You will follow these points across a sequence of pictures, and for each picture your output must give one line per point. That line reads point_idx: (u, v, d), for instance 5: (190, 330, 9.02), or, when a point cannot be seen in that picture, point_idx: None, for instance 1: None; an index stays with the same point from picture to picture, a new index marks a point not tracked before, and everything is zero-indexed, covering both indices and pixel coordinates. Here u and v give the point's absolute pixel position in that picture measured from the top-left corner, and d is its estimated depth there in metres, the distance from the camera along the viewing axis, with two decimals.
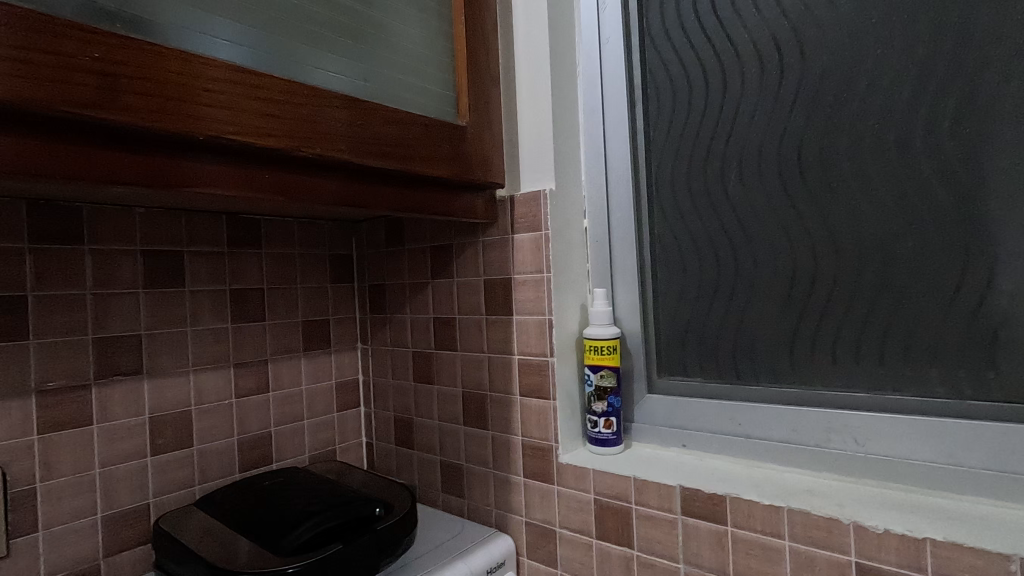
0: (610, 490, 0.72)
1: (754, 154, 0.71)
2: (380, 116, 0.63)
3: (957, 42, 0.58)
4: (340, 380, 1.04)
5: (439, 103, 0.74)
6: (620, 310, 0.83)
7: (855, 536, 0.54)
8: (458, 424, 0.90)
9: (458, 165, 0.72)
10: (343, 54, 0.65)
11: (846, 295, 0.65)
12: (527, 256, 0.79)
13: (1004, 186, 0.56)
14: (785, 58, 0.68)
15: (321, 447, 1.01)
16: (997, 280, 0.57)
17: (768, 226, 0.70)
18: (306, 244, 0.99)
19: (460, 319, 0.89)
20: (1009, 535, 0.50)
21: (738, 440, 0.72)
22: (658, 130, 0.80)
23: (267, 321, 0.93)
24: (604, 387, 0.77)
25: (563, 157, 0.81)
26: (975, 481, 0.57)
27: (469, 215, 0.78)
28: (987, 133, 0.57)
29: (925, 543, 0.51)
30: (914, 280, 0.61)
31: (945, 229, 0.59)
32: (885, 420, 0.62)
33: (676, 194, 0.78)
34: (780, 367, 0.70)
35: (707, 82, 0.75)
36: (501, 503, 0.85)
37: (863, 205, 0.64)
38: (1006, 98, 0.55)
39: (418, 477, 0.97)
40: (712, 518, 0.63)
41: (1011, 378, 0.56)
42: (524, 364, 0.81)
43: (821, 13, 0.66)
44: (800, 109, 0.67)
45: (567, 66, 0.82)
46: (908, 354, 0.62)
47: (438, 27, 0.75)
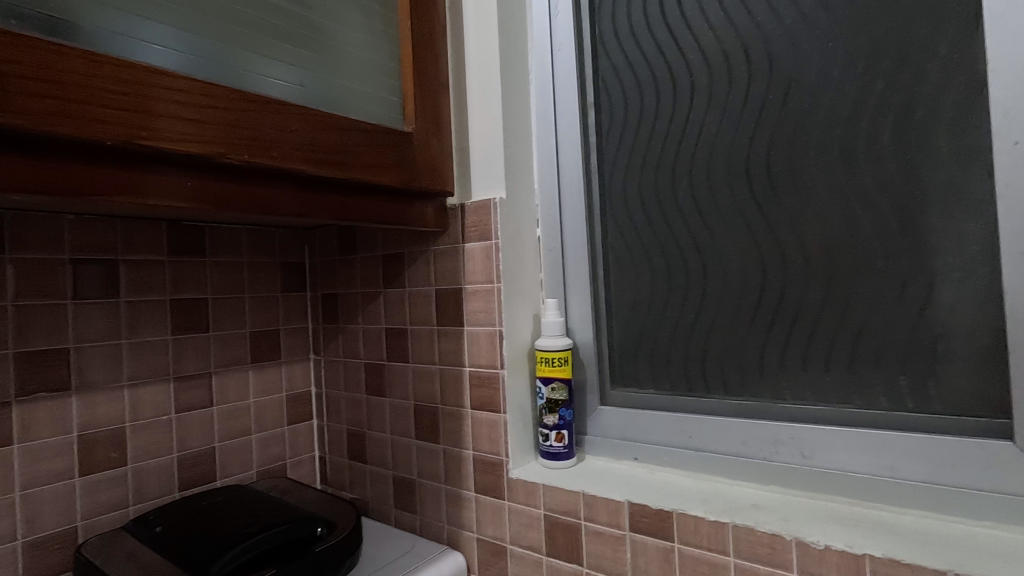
0: (559, 505, 0.70)
1: (703, 162, 0.70)
2: (317, 121, 0.61)
3: (896, 56, 0.58)
4: (291, 392, 1.01)
5: (385, 109, 0.72)
6: (573, 320, 0.81)
7: (797, 552, 0.53)
8: (410, 438, 0.88)
9: (404, 173, 0.70)
10: (279, 56, 0.62)
11: (794, 305, 0.65)
12: (477, 266, 0.78)
13: (942, 199, 0.56)
14: (733, 69, 0.68)
15: (270, 462, 0.97)
16: (936, 292, 0.57)
17: (718, 235, 0.70)
18: (254, 252, 0.96)
19: (412, 330, 0.86)
20: (946, 550, 0.49)
21: (689, 452, 0.71)
22: (610, 138, 0.79)
23: (212, 332, 0.90)
24: (556, 400, 0.76)
25: (514, 165, 0.79)
26: (917, 493, 0.57)
27: (417, 223, 0.76)
28: (925, 146, 0.57)
29: (865, 559, 0.50)
30: (857, 291, 0.61)
31: (887, 240, 0.59)
32: (831, 432, 0.61)
33: (628, 203, 0.77)
34: (730, 379, 0.70)
35: (657, 91, 0.74)
36: (453, 519, 0.83)
37: (809, 216, 0.63)
38: (943, 111, 0.56)
39: (370, 493, 0.94)
40: (659, 534, 0.62)
41: (951, 390, 0.56)
42: (475, 376, 0.79)
43: (766, 24, 0.65)
44: (747, 120, 0.67)
45: (518, 72, 0.81)
46: (853, 366, 0.61)
47: (384, 32, 0.73)
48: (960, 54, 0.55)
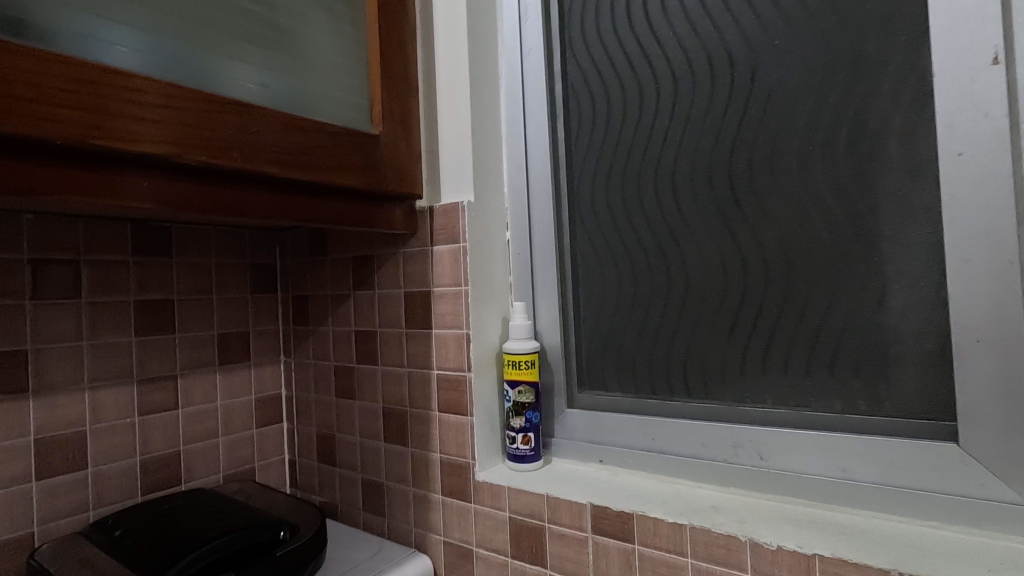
0: (523, 508, 0.71)
1: (668, 168, 0.71)
2: (279, 122, 0.61)
3: (850, 68, 0.59)
4: (260, 395, 1.00)
5: (352, 111, 0.72)
6: (541, 324, 0.82)
7: (752, 552, 0.54)
8: (379, 441, 0.87)
9: (370, 175, 0.70)
10: (243, 57, 0.62)
11: (754, 309, 0.66)
12: (446, 268, 0.78)
13: (893, 208, 0.58)
14: (696, 78, 0.69)
15: (237, 465, 0.96)
16: (888, 298, 0.58)
17: (682, 240, 0.71)
18: (223, 253, 0.95)
19: (381, 332, 0.86)
20: (893, 549, 0.51)
21: (652, 455, 0.72)
22: (579, 142, 0.80)
23: (178, 334, 0.88)
24: (522, 402, 0.76)
25: (483, 169, 0.80)
26: (868, 494, 0.58)
27: (385, 225, 0.76)
28: (877, 156, 0.58)
29: (815, 559, 0.51)
30: (814, 295, 0.62)
31: (842, 247, 0.60)
32: (788, 435, 0.63)
33: (596, 208, 0.78)
34: (693, 382, 0.71)
35: (624, 98, 0.75)
36: (420, 522, 0.83)
37: (768, 222, 0.65)
38: (894, 123, 0.57)
39: (339, 496, 0.94)
40: (620, 536, 0.63)
41: (901, 394, 0.58)
42: (443, 379, 0.79)
43: (729, 33, 0.67)
44: (709, 128, 0.68)
45: (488, 77, 0.81)
46: (810, 369, 0.63)
47: (352, 35, 0.73)
48: (909, 67, 0.56)
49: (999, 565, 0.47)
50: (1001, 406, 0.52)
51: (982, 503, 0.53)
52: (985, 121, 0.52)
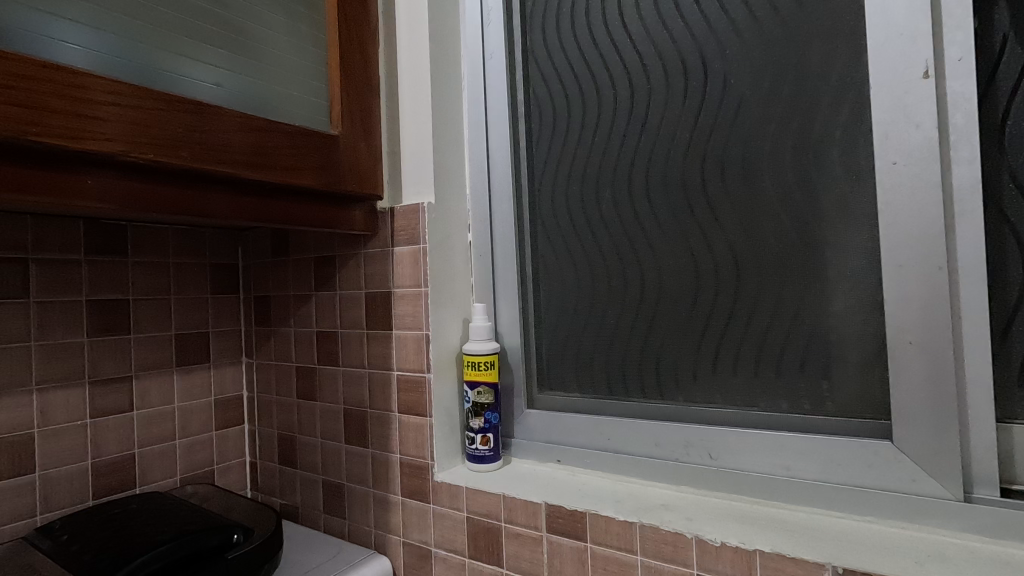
0: (481, 508, 0.71)
1: (625, 173, 0.73)
2: (233, 121, 0.60)
3: (796, 78, 0.61)
4: (220, 396, 0.98)
5: (311, 112, 0.71)
6: (502, 325, 0.82)
7: (697, 549, 0.56)
8: (339, 442, 0.87)
9: (328, 175, 0.70)
10: (196, 56, 0.61)
11: (706, 312, 0.68)
12: (406, 270, 0.78)
13: (835, 214, 0.60)
14: (652, 85, 0.70)
15: (195, 468, 0.95)
16: (831, 301, 0.60)
17: (638, 245, 0.72)
18: (182, 252, 0.93)
19: (342, 333, 0.86)
20: (830, 544, 0.52)
21: (607, 454, 0.73)
22: (540, 146, 0.81)
23: (133, 334, 0.87)
24: (481, 403, 0.76)
25: (445, 170, 0.80)
26: (810, 491, 0.60)
27: (345, 226, 0.76)
28: (820, 164, 0.60)
29: (755, 555, 0.53)
30: (761, 298, 0.64)
31: (788, 251, 0.62)
32: (737, 434, 0.64)
33: (556, 212, 0.79)
34: (648, 383, 0.72)
35: (583, 103, 0.76)
36: (380, 523, 0.82)
37: (719, 227, 0.66)
38: (836, 131, 0.59)
39: (300, 498, 0.93)
40: (573, 535, 0.63)
41: (842, 393, 0.60)
42: (402, 380, 0.79)
43: (683, 41, 0.68)
44: (664, 134, 0.70)
45: (450, 78, 0.82)
46: (758, 370, 0.64)
47: (311, 35, 0.72)
48: (849, 79, 0.59)
49: (926, 557, 0.49)
50: (932, 404, 0.54)
51: (914, 499, 0.55)
52: (917, 132, 0.55)
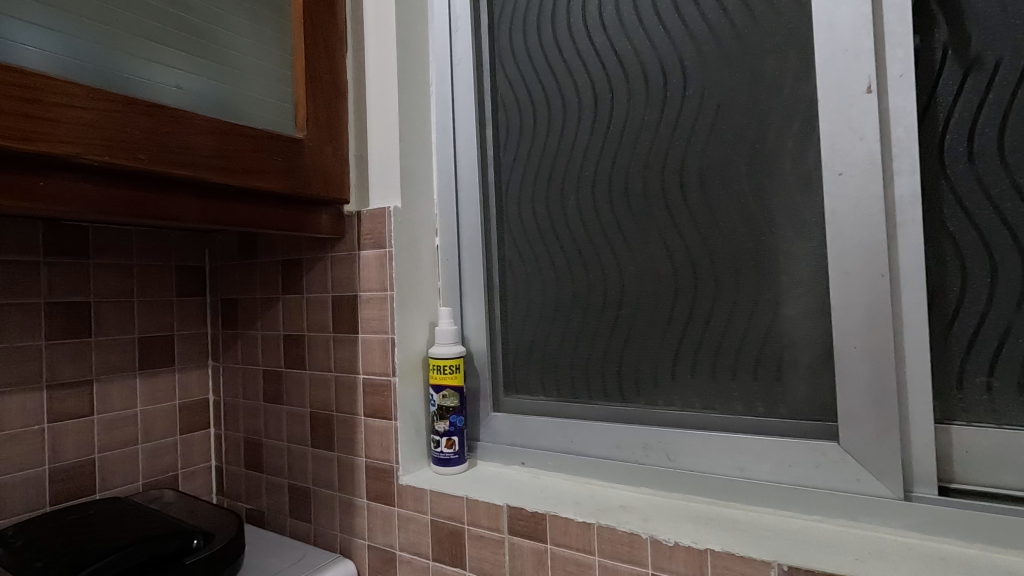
0: (444, 511, 0.71)
1: (589, 180, 0.74)
2: (194, 124, 0.60)
3: (750, 90, 0.63)
4: (185, 400, 0.97)
5: (276, 116, 0.71)
6: (468, 329, 0.83)
7: (651, 549, 0.57)
8: (305, 446, 0.86)
9: (292, 178, 0.70)
10: (157, 58, 0.61)
11: (665, 316, 0.69)
12: (372, 274, 0.78)
13: (787, 222, 0.62)
14: (614, 92, 0.72)
15: (158, 473, 0.94)
16: (783, 307, 0.62)
17: (601, 250, 0.73)
18: (146, 255, 0.92)
19: (309, 336, 0.86)
20: (778, 543, 0.54)
21: (570, 456, 0.74)
22: (506, 152, 0.82)
23: (95, 337, 0.85)
24: (446, 407, 0.77)
25: (412, 175, 0.80)
26: (762, 491, 0.61)
27: (311, 229, 0.76)
28: (772, 174, 0.62)
29: (706, 554, 0.54)
30: (717, 303, 0.66)
31: (743, 258, 0.64)
32: (694, 436, 0.66)
33: (522, 217, 0.80)
34: (610, 386, 0.73)
35: (549, 111, 0.78)
36: (346, 526, 0.82)
37: (678, 234, 0.68)
38: (788, 142, 0.61)
39: (266, 502, 0.92)
40: (533, 536, 0.64)
41: (794, 396, 0.62)
42: (368, 384, 0.79)
43: (645, 51, 0.70)
44: (626, 142, 0.71)
45: (418, 84, 0.82)
46: (714, 373, 0.66)
47: (276, 39, 0.72)
48: (800, 92, 0.61)
49: (866, 554, 0.51)
50: (876, 407, 0.56)
51: (859, 498, 0.57)
52: (861, 144, 0.57)
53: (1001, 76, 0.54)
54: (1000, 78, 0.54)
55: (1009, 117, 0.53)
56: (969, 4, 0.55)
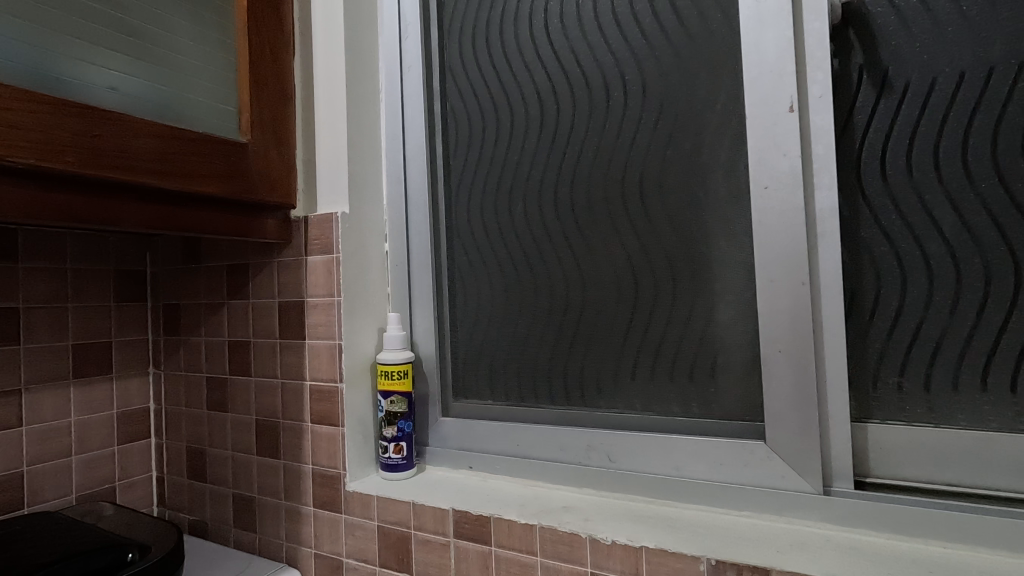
0: (391, 516, 0.72)
1: (536, 188, 0.76)
2: (128, 126, 0.58)
3: (686, 105, 0.66)
4: (124, 409, 0.94)
5: (219, 119, 0.70)
6: (417, 334, 0.83)
7: (590, 548, 0.59)
8: (251, 454, 0.85)
9: (236, 183, 0.69)
10: (90, 58, 0.59)
11: (608, 322, 0.71)
12: (319, 279, 0.78)
13: (719, 232, 0.65)
14: (560, 103, 0.74)
15: (95, 485, 0.90)
16: (717, 312, 0.65)
17: (547, 257, 0.75)
18: (82, 259, 0.89)
19: (254, 342, 0.84)
20: (708, 539, 0.56)
21: (517, 459, 0.75)
22: (456, 159, 0.83)
23: (24, 344, 0.82)
24: (394, 412, 0.77)
25: (360, 181, 0.81)
26: (697, 490, 0.64)
27: (256, 234, 0.75)
28: (706, 186, 0.65)
29: (641, 551, 0.56)
30: (656, 308, 0.68)
31: (679, 265, 0.67)
32: (634, 438, 0.68)
33: (471, 224, 0.81)
34: (556, 390, 0.75)
35: (497, 119, 0.79)
36: (291, 535, 0.81)
37: (619, 242, 0.70)
38: (720, 156, 0.64)
39: (209, 513, 0.90)
40: (478, 539, 0.65)
41: (726, 397, 0.65)
42: (315, 390, 0.78)
43: (588, 64, 0.72)
44: (571, 152, 0.73)
45: (367, 90, 0.82)
46: (654, 376, 0.69)
47: (220, 41, 0.71)
48: (730, 109, 0.64)
49: (788, 546, 0.54)
50: (799, 407, 0.59)
51: (784, 494, 0.60)
52: (785, 160, 0.60)
53: (909, 98, 0.58)
54: (908, 100, 0.58)
55: (915, 136, 0.58)
56: (880, 32, 0.59)
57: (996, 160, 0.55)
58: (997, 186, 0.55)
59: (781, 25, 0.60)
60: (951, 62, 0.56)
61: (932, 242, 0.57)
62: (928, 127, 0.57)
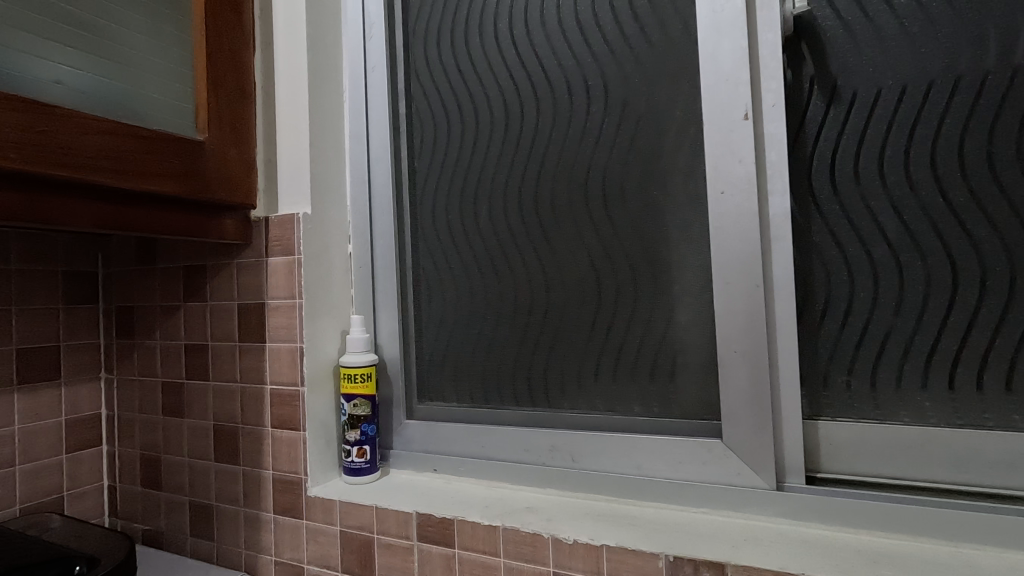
0: (354, 521, 0.71)
1: (501, 191, 0.76)
2: (75, 123, 0.56)
3: (646, 112, 0.68)
4: (73, 416, 0.90)
5: (175, 116, 0.68)
6: (382, 337, 0.83)
7: (553, 548, 0.59)
8: (208, 461, 0.83)
9: (193, 182, 0.67)
10: (34, 51, 0.56)
11: (571, 324, 0.72)
12: (280, 281, 0.76)
13: (678, 236, 0.66)
14: (525, 107, 0.75)
15: (40, 496, 0.86)
16: (676, 314, 0.67)
17: (512, 260, 0.76)
18: (27, 260, 0.85)
19: (212, 346, 0.82)
20: (667, 536, 0.58)
21: (482, 461, 0.75)
22: (421, 161, 0.82)
23: None
24: (357, 416, 0.76)
25: (323, 181, 0.79)
26: (657, 488, 0.65)
27: (214, 235, 0.74)
28: (665, 190, 0.67)
29: (602, 550, 0.57)
30: (618, 311, 0.69)
31: (640, 268, 0.68)
32: (597, 438, 0.69)
33: (436, 227, 0.81)
34: (521, 393, 0.76)
35: (463, 122, 0.79)
36: (251, 543, 0.79)
37: (582, 246, 0.71)
38: (679, 162, 0.66)
39: (164, 522, 0.87)
40: (442, 542, 0.65)
41: (685, 397, 0.66)
42: (276, 394, 0.77)
43: (553, 69, 0.73)
44: (535, 156, 0.74)
45: (330, 89, 0.81)
46: (616, 377, 0.70)
47: (176, 36, 0.69)
48: (688, 116, 0.66)
49: (743, 541, 0.56)
50: (753, 406, 0.61)
51: (740, 490, 0.62)
52: (740, 166, 0.62)
53: (856, 109, 0.61)
54: (855, 111, 0.61)
55: (862, 145, 0.60)
56: (829, 45, 0.62)
57: (935, 169, 0.58)
58: (936, 193, 0.58)
59: (736, 36, 0.62)
60: (894, 75, 0.59)
61: (877, 247, 0.60)
62: (873, 136, 0.60)
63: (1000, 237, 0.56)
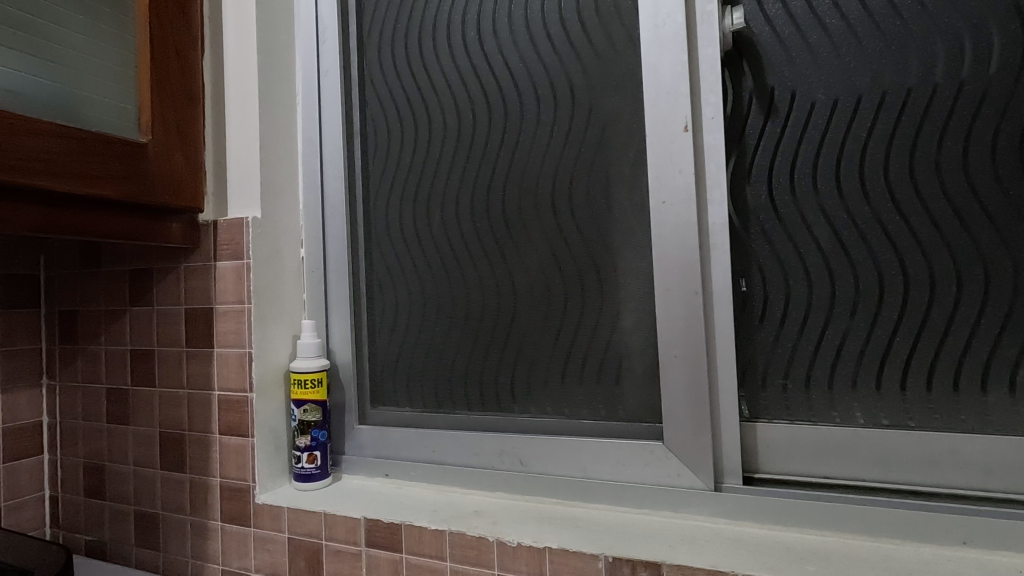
0: (301, 528, 0.70)
1: (453, 198, 0.77)
2: (5, 124, 0.54)
3: (592, 122, 0.69)
4: (11, 424, 0.87)
5: (115, 118, 0.66)
6: (334, 342, 0.82)
7: (498, 551, 0.60)
8: (154, 469, 0.81)
9: (134, 185, 0.66)
10: None
11: (522, 329, 0.73)
12: (228, 285, 0.75)
13: (623, 243, 0.68)
14: (477, 114, 0.75)
15: None
16: (621, 319, 0.68)
17: (465, 266, 0.76)
18: None
19: (159, 351, 0.80)
20: (609, 537, 0.59)
21: (433, 466, 0.76)
22: (375, 165, 0.82)
23: None
24: (307, 421, 0.75)
25: (274, 185, 0.79)
26: (602, 490, 0.67)
27: (158, 238, 0.72)
28: (610, 199, 0.68)
29: (544, 552, 0.58)
30: (567, 315, 0.71)
31: (586, 274, 0.70)
32: (544, 442, 0.70)
33: (390, 231, 0.81)
34: (473, 398, 0.76)
35: (416, 127, 0.79)
36: (197, 552, 0.78)
37: (532, 251, 0.72)
38: (624, 171, 0.68)
39: (108, 532, 0.85)
40: (389, 547, 0.65)
41: (629, 401, 0.68)
42: (224, 400, 0.76)
43: (504, 77, 0.74)
44: (487, 162, 0.75)
45: (282, 93, 0.81)
46: (565, 382, 0.71)
47: (116, 36, 0.68)
48: (632, 127, 0.67)
49: (680, 541, 0.58)
50: (693, 410, 0.63)
51: (680, 491, 0.63)
52: (680, 176, 0.64)
53: (790, 123, 0.63)
54: (790, 124, 0.63)
55: (796, 159, 0.63)
56: (766, 60, 0.64)
57: (862, 182, 0.61)
58: (863, 205, 0.61)
59: (676, 50, 0.64)
60: (825, 91, 0.62)
61: (811, 255, 0.63)
62: (806, 150, 0.63)
63: (920, 248, 0.59)
